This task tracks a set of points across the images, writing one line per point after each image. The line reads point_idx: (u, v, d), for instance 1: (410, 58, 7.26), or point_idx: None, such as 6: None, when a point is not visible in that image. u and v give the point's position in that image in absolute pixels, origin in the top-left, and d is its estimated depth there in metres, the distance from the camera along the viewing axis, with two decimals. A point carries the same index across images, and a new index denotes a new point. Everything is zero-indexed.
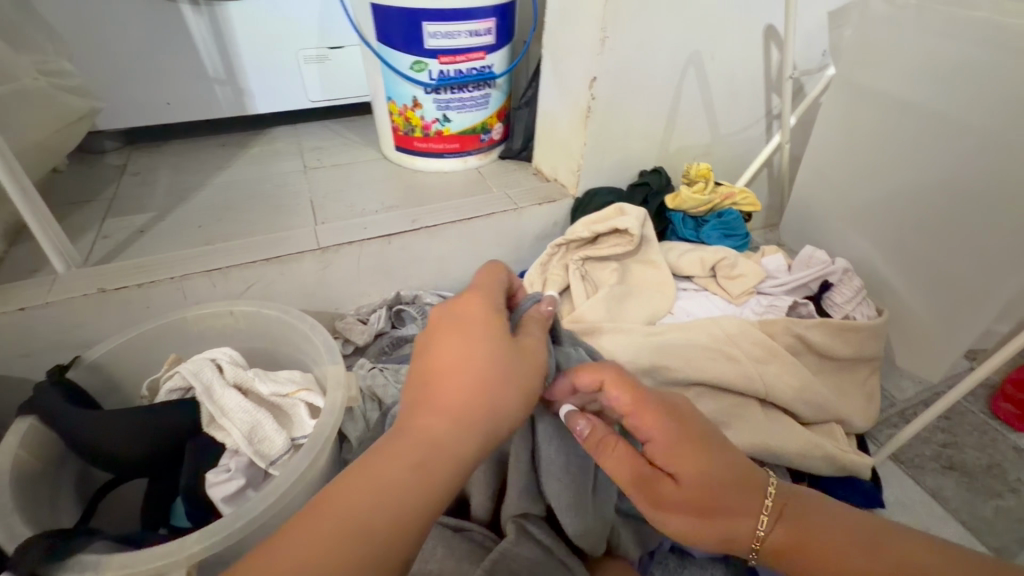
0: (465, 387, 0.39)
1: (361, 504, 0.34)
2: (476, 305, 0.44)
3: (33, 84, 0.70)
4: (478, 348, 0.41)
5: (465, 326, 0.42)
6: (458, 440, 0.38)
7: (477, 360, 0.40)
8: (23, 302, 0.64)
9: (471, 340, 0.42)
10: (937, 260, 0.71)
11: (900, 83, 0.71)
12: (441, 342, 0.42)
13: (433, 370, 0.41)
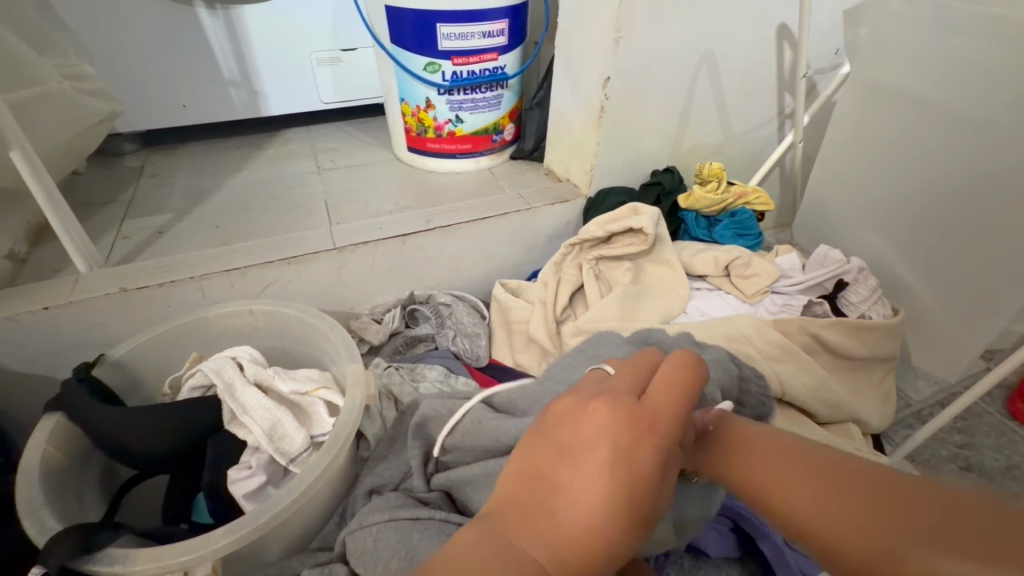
0: (585, 544, 0.28)
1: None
2: (644, 427, 0.31)
3: (57, 87, 0.71)
4: (621, 498, 0.29)
5: (617, 452, 0.30)
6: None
7: (610, 503, 0.28)
8: (47, 301, 0.65)
9: (620, 472, 0.29)
10: (954, 259, 0.71)
11: (917, 82, 0.70)
12: (582, 458, 0.30)
13: (557, 488, 0.29)
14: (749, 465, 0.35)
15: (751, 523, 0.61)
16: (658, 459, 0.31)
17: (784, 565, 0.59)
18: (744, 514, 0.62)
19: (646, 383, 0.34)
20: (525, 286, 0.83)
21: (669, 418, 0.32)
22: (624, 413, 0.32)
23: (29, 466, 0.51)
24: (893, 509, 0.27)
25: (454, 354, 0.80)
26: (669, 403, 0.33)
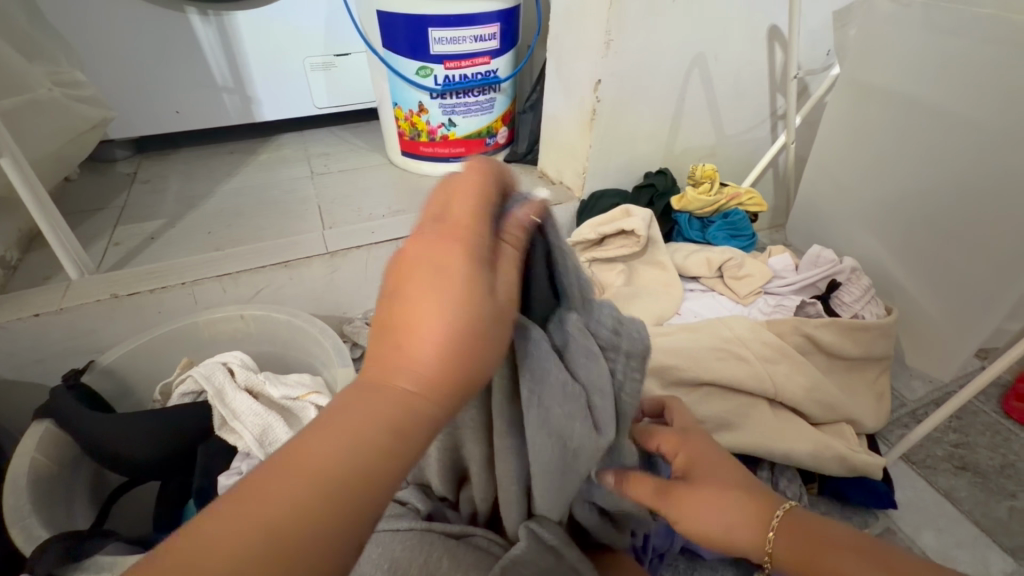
0: (439, 356, 0.29)
1: (282, 500, 0.25)
2: (470, 242, 0.31)
3: (47, 94, 0.71)
4: (459, 314, 0.29)
5: (449, 273, 0.29)
6: (408, 432, 0.28)
7: (457, 307, 0.29)
8: (37, 308, 0.65)
9: (455, 282, 0.29)
10: (946, 258, 0.71)
11: (907, 82, 0.70)
12: (407, 285, 0.30)
13: (398, 326, 0.29)
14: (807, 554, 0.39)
15: None
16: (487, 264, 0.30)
17: None
18: None
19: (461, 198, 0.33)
20: None
21: (478, 223, 0.31)
22: (444, 237, 0.31)
23: (15, 474, 0.51)
24: None
25: None
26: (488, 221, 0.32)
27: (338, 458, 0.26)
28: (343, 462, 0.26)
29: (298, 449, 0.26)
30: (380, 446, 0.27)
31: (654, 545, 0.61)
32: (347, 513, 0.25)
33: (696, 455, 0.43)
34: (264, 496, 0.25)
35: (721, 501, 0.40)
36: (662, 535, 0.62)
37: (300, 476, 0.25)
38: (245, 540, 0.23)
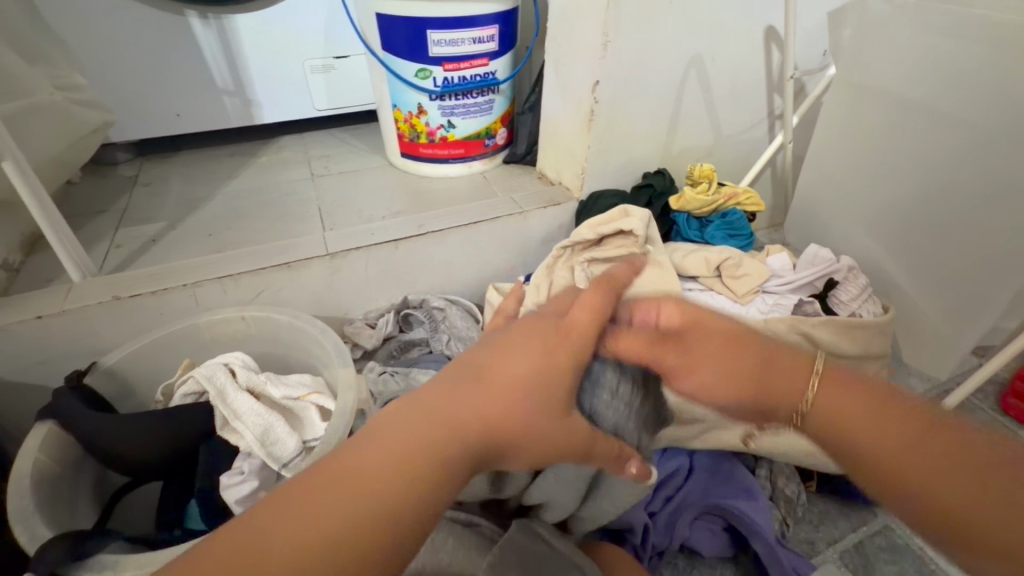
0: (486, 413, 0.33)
1: (337, 510, 0.29)
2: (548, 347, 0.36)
3: (49, 98, 0.72)
4: (514, 397, 0.34)
5: (515, 373, 0.35)
6: (436, 491, 0.31)
7: (521, 384, 0.34)
8: (39, 310, 0.65)
9: (536, 360, 0.35)
10: (942, 257, 0.71)
11: (902, 83, 0.71)
12: (498, 355, 0.36)
13: (470, 388, 0.34)
14: (846, 416, 0.36)
15: (742, 524, 0.61)
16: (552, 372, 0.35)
17: (777, 565, 0.59)
18: (735, 513, 0.62)
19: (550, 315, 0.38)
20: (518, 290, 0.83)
21: (600, 310, 0.38)
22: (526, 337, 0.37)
23: (19, 474, 0.51)
24: (962, 463, 0.32)
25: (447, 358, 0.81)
26: (572, 333, 0.37)
27: (386, 483, 0.30)
28: (392, 493, 0.30)
29: (348, 461, 0.30)
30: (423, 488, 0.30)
31: (652, 543, 0.62)
32: (349, 539, 0.28)
33: (701, 315, 0.42)
34: (321, 504, 0.29)
35: (734, 353, 0.40)
36: (661, 532, 0.63)
37: (350, 492, 0.29)
38: (302, 530, 0.28)
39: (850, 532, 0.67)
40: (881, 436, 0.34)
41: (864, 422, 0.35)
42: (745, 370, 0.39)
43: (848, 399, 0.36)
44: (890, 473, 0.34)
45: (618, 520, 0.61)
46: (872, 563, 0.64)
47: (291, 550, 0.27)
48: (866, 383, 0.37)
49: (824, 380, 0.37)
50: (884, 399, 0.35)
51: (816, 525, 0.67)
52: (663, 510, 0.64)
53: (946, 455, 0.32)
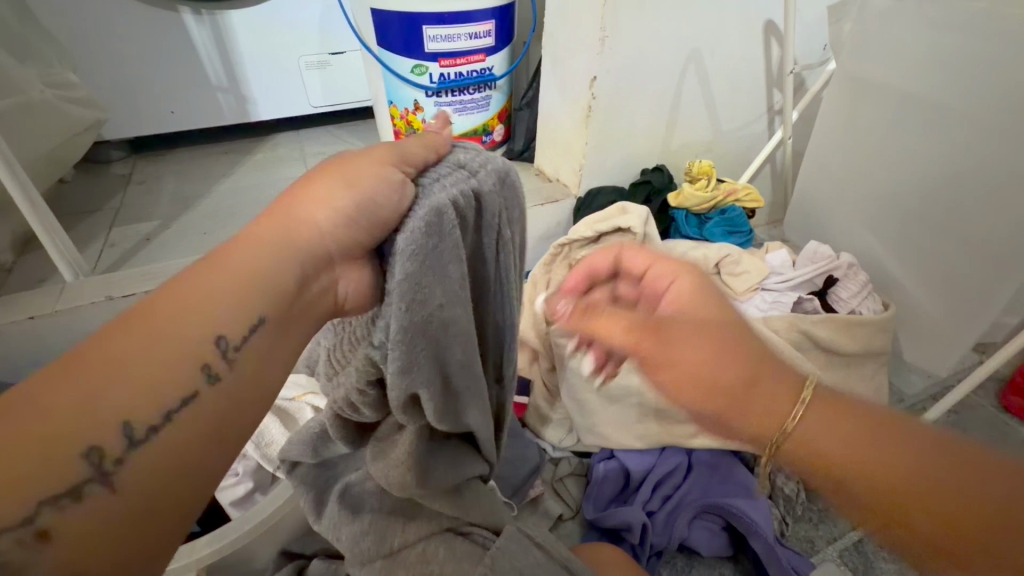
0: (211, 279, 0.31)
1: (73, 383, 0.26)
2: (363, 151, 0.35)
3: (40, 96, 0.71)
4: (226, 276, 0.31)
5: (326, 186, 0.34)
6: (173, 350, 0.29)
7: (231, 265, 0.32)
8: (32, 311, 0.65)
9: (264, 241, 0.32)
10: (943, 252, 0.71)
11: (903, 77, 0.70)
12: (214, 259, 0.32)
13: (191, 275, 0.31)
14: (824, 444, 0.35)
15: (741, 523, 0.61)
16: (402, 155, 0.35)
17: (776, 564, 0.59)
18: (734, 513, 0.61)
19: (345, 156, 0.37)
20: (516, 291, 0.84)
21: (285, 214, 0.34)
22: (339, 162, 0.35)
23: None
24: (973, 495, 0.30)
25: None
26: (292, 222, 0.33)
27: (145, 342, 0.28)
28: (157, 349, 0.28)
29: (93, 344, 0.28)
30: (196, 318, 0.30)
31: (651, 542, 0.62)
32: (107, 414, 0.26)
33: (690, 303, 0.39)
34: (69, 374, 0.26)
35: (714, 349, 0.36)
36: (660, 532, 0.62)
37: (124, 347, 0.27)
38: (45, 413, 0.25)
39: (850, 531, 0.66)
40: (848, 442, 0.34)
41: (859, 447, 0.34)
42: (733, 377, 0.36)
43: (827, 423, 0.35)
44: (864, 483, 0.33)
45: (616, 519, 0.61)
46: (872, 562, 0.64)
47: (45, 406, 0.25)
48: (840, 395, 0.36)
49: (810, 404, 0.35)
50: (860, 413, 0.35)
51: (816, 523, 0.67)
52: (661, 509, 0.64)
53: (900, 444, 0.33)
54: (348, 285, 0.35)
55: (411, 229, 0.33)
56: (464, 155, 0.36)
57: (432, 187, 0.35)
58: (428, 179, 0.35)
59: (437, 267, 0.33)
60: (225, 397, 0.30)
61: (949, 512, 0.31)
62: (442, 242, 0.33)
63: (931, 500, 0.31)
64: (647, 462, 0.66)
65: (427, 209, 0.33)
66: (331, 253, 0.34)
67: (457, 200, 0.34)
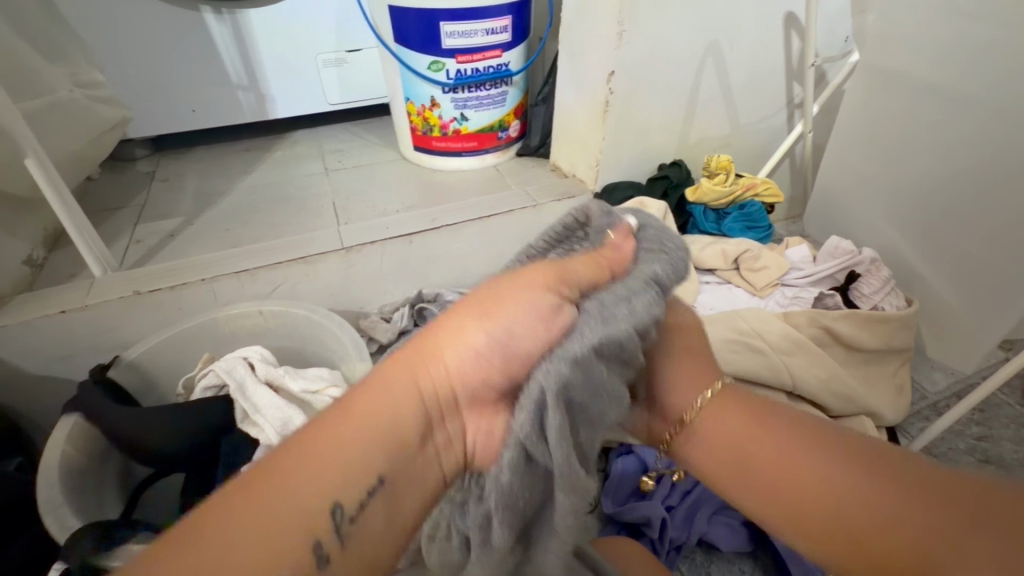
0: (362, 419, 0.31)
1: (239, 529, 0.25)
2: (512, 280, 0.35)
3: (68, 95, 0.73)
4: (374, 421, 0.31)
5: (467, 326, 0.34)
6: (326, 494, 0.28)
7: (378, 406, 0.32)
8: (63, 305, 0.66)
9: (410, 379, 0.33)
10: (970, 247, 0.69)
11: (929, 68, 0.69)
12: (362, 394, 0.32)
13: (339, 410, 0.31)
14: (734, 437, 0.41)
15: None
16: (559, 277, 0.35)
17: (797, 559, 0.59)
18: None
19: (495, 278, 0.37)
20: None
21: (429, 349, 0.34)
22: (485, 292, 0.35)
23: (46, 465, 0.48)
24: (878, 505, 0.33)
25: None
26: (433, 361, 0.34)
27: (304, 485, 0.28)
28: (298, 500, 0.28)
29: (253, 480, 0.27)
30: (339, 468, 0.29)
31: (671, 537, 0.62)
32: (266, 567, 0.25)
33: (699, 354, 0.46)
34: (212, 533, 0.25)
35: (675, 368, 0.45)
36: (679, 527, 0.62)
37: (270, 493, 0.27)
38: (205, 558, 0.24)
39: None
40: (771, 454, 0.39)
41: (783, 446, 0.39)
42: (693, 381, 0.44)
43: (732, 420, 0.42)
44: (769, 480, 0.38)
45: (636, 514, 0.62)
46: None
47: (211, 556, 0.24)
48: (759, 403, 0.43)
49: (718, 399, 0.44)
50: (772, 420, 0.41)
51: None
52: (681, 505, 0.64)
53: (837, 470, 0.36)
54: (473, 432, 0.35)
55: (558, 359, 0.32)
56: (662, 271, 0.37)
57: (595, 310, 0.34)
58: (587, 300, 0.35)
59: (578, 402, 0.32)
60: (345, 567, 0.28)
61: (842, 522, 0.34)
62: (593, 371, 0.32)
63: (829, 504, 0.35)
64: (666, 458, 0.67)
65: (603, 339, 0.32)
66: (459, 397, 0.34)
67: (627, 330, 0.33)
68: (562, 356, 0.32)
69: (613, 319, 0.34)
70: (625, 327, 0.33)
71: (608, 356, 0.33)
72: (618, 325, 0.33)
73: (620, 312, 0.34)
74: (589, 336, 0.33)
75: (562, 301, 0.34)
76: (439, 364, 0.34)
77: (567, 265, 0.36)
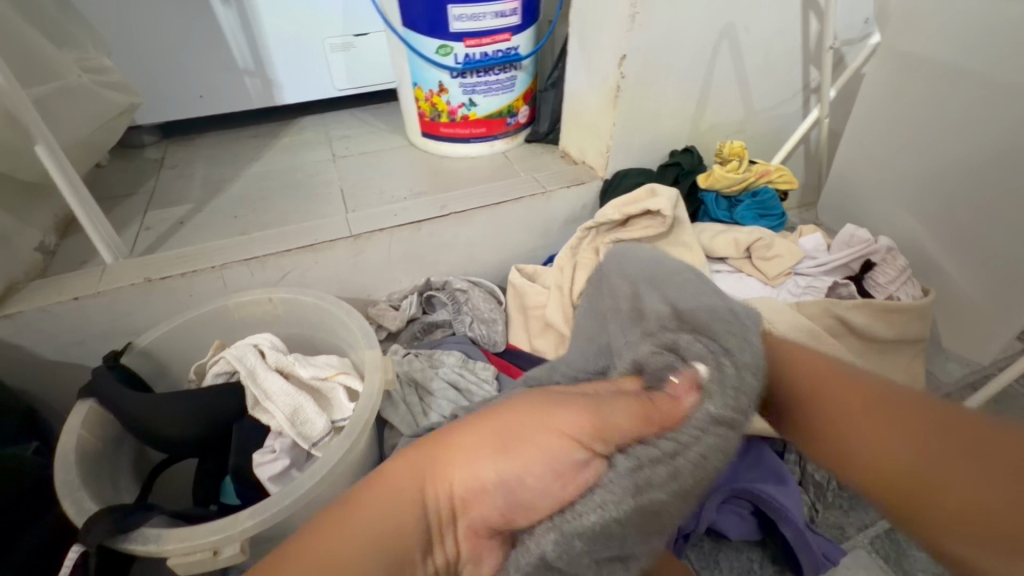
0: (361, 542, 0.29)
1: None
2: (551, 423, 0.33)
3: (77, 80, 0.72)
4: (371, 546, 0.29)
5: (494, 460, 0.32)
6: None
7: (375, 531, 0.30)
8: (76, 292, 0.67)
9: (412, 508, 0.31)
10: (990, 236, 0.68)
11: (954, 50, 0.67)
12: (364, 505, 0.31)
13: (339, 523, 0.30)
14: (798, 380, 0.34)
15: (772, 509, 0.61)
16: (597, 430, 0.33)
17: (805, 548, 0.60)
18: (764, 498, 0.61)
19: (532, 402, 0.35)
20: (541, 271, 0.83)
21: (440, 465, 0.32)
22: (515, 424, 0.33)
23: (63, 449, 0.49)
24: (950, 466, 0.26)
25: (471, 340, 0.81)
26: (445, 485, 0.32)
27: None
28: None
29: None
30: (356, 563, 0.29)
31: (678, 525, 0.62)
32: None
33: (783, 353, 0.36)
34: None
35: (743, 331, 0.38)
36: (687, 515, 0.63)
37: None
38: None
39: (882, 518, 0.67)
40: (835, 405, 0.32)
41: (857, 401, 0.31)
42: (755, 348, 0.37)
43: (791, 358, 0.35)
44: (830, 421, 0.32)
45: None
46: (904, 549, 0.64)
47: None
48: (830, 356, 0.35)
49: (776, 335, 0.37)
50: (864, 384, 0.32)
51: (846, 511, 0.67)
52: None
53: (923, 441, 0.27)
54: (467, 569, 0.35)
55: (564, 528, 0.32)
56: (718, 410, 0.32)
57: (627, 476, 0.32)
58: (625, 460, 0.32)
59: (573, 562, 0.34)
60: None
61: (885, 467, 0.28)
62: (594, 536, 0.33)
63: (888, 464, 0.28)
64: None
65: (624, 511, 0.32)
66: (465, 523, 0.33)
67: (656, 495, 0.32)
68: (568, 526, 0.32)
69: (647, 487, 0.32)
70: (653, 496, 0.32)
71: (621, 523, 0.33)
72: (643, 496, 0.32)
73: (652, 478, 0.32)
74: (603, 509, 0.32)
75: (591, 456, 0.33)
76: (447, 487, 0.32)
77: (610, 415, 0.33)
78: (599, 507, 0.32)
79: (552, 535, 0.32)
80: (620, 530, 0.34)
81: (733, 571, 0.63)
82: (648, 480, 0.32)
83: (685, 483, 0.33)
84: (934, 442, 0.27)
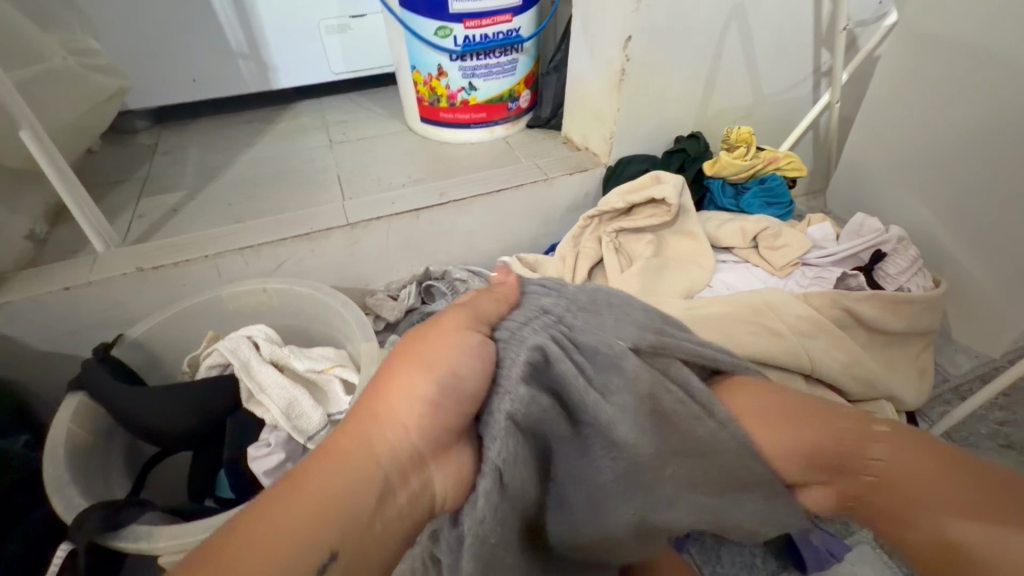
0: (330, 482, 0.33)
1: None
2: (439, 337, 0.39)
3: (63, 63, 0.70)
4: (342, 483, 0.33)
5: (409, 378, 0.37)
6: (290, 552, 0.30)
7: (341, 470, 0.34)
8: (66, 282, 0.66)
9: (369, 444, 0.35)
10: (1006, 226, 0.66)
11: (975, 31, 0.64)
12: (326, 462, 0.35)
13: (307, 480, 0.33)
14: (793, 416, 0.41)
15: None
16: (473, 318, 0.40)
17: (806, 542, 0.60)
18: None
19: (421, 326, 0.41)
20: (543, 261, 0.81)
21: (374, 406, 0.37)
22: (415, 345, 0.39)
23: (52, 444, 0.48)
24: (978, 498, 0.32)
25: None
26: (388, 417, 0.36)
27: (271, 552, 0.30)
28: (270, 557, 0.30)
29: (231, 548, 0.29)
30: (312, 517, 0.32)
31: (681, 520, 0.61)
32: None
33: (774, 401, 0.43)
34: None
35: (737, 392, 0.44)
36: None
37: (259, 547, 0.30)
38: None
39: None
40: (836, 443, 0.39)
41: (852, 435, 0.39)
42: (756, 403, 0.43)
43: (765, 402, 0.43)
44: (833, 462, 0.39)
45: None
46: None
47: None
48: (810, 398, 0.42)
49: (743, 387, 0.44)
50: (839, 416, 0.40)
51: None
52: None
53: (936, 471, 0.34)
54: (446, 483, 0.37)
55: (507, 388, 0.37)
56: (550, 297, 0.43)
57: (511, 336, 0.40)
58: (504, 330, 0.40)
59: (539, 420, 0.38)
60: None
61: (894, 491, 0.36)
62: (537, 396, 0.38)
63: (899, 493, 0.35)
64: None
65: (534, 353, 0.38)
66: (421, 453, 0.36)
67: (549, 342, 0.39)
68: (510, 385, 0.37)
69: (549, 338, 0.39)
70: (547, 342, 0.39)
71: (548, 376, 0.39)
72: (547, 343, 0.39)
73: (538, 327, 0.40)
74: (524, 363, 0.38)
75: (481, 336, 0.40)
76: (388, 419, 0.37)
77: (477, 306, 0.41)
78: (519, 368, 0.38)
79: (499, 399, 0.37)
80: (555, 383, 0.39)
81: (735, 566, 0.62)
82: (540, 329, 0.40)
83: (569, 337, 0.40)
84: (931, 466, 0.35)
